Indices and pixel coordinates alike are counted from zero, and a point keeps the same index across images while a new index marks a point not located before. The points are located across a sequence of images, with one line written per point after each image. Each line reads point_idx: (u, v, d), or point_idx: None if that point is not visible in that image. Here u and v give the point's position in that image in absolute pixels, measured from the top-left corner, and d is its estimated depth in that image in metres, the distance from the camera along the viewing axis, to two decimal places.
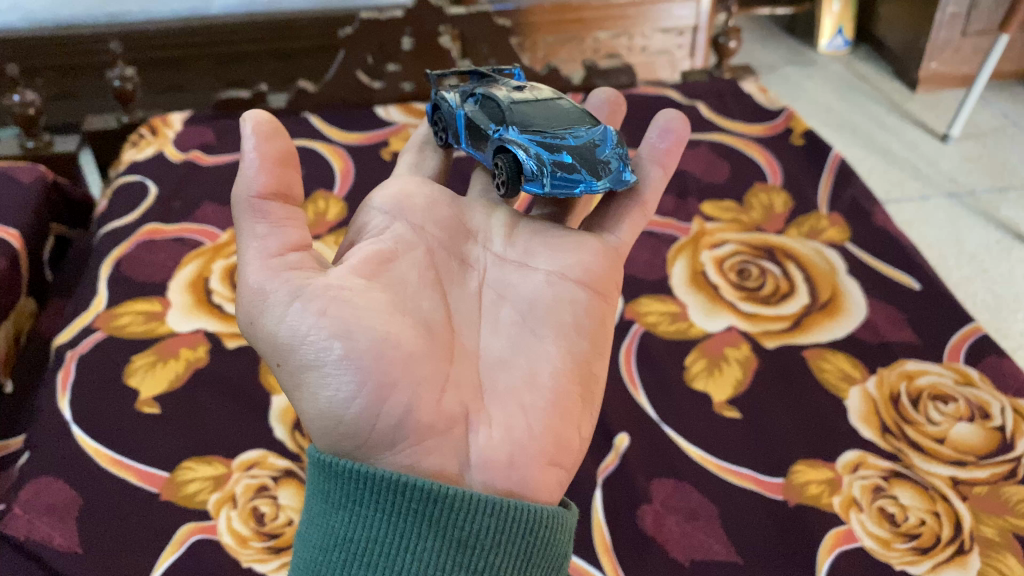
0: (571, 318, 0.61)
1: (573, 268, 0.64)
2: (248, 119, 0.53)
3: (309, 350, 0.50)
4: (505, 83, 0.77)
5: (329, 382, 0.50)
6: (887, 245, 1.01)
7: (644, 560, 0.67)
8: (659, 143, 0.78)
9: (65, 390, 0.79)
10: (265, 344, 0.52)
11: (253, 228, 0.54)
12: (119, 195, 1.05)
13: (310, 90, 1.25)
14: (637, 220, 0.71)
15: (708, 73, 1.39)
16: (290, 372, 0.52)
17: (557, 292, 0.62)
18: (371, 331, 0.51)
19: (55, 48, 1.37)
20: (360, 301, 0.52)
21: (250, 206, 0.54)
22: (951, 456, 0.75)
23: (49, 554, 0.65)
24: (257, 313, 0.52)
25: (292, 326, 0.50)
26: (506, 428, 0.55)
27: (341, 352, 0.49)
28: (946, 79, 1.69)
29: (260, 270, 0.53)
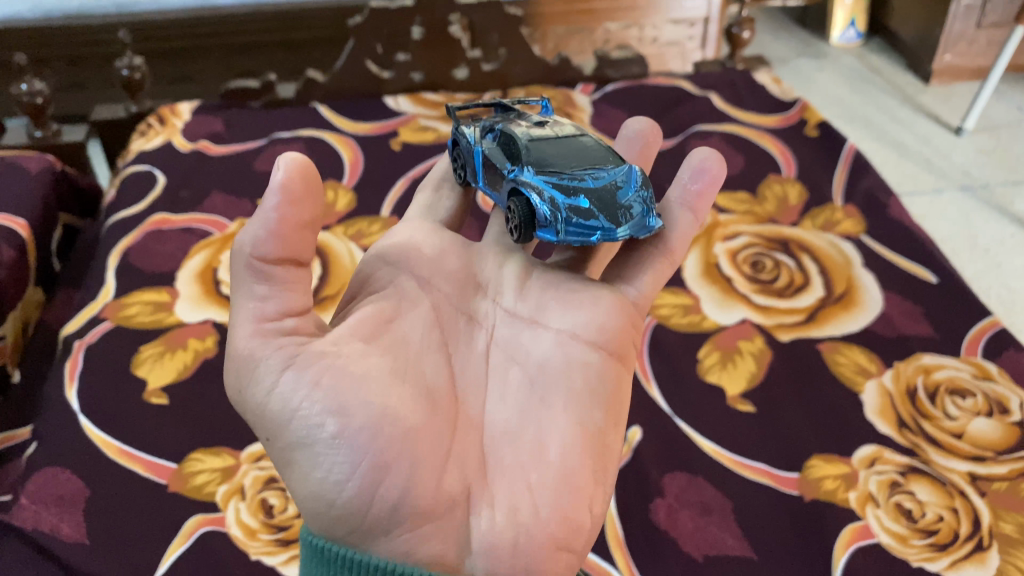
0: (583, 384, 0.56)
1: (589, 327, 0.58)
2: (281, 170, 0.47)
3: (300, 427, 0.46)
4: (527, 118, 0.71)
5: (322, 465, 0.46)
6: (903, 238, 0.99)
7: (656, 556, 0.66)
8: (691, 184, 0.69)
9: (73, 380, 0.78)
10: (252, 417, 0.48)
11: (251, 288, 0.48)
12: (127, 184, 1.04)
13: (320, 80, 1.24)
14: (660, 272, 0.64)
15: (720, 64, 1.38)
16: (279, 448, 0.47)
17: (568, 356, 0.57)
18: (368, 408, 0.47)
19: (64, 38, 1.37)
20: (357, 373, 0.48)
21: (251, 268, 0.47)
22: (969, 451, 0.74)
23: (56, 545, 0.64)
24: (242, 383, 0.47)
25: (283, 400, 0.46)
26: (511, 510, 0.51)
27: (335, 431, 0.46)
28: (960, 71, 1.67)
29: (250, 335, 0.47)
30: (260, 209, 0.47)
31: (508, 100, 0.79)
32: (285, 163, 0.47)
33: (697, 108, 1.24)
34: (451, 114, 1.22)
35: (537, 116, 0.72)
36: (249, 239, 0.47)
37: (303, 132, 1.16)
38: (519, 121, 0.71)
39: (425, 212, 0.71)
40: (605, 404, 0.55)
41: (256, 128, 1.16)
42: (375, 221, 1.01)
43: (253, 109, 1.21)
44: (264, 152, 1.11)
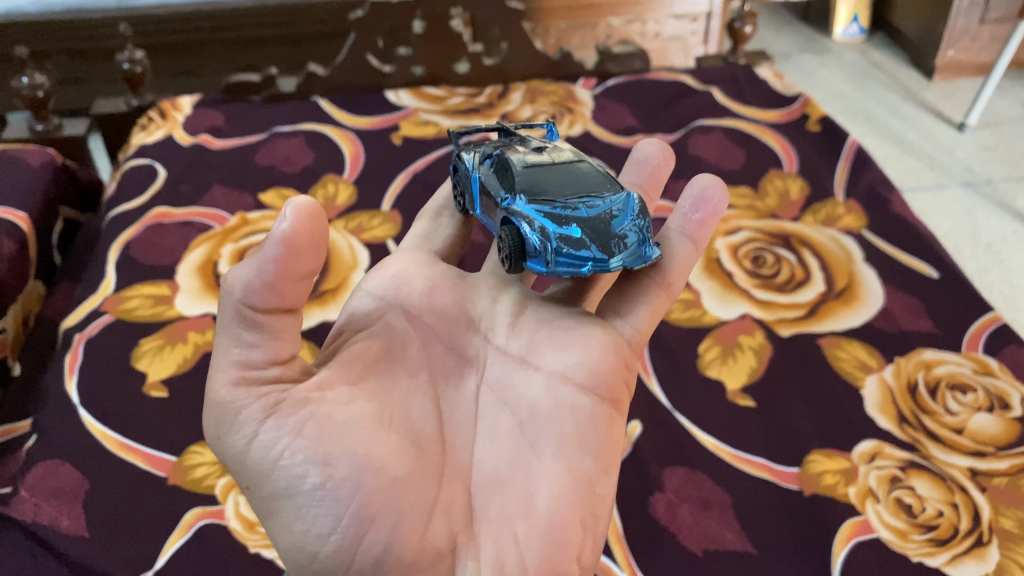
0: (574, 429, 0.53)
1: (582, 370, 0.55)
2: (287, 215, 0.44)
3: (283, 477, 0.44)
4: (528, 144, 0.68)
5: (303, 516, 0.44)
6: (905, 233, 0.99)
7: (655, 550, 0.66)
8: (692, 213, 0.65)
9: (73, 373, 0.79)
10: (234, 464, 0.46)
11: (237, 334, 0.46)
12: (128, 178, 1.04)
13: (321, 74, 1.24)
14: (658, 307, 0.60)
15: (722, 59, 1.37)
16: (261, 497, 0.46)
17: (558, 400, 0.54)
18: (351, 458, 0.45)
19: (65, 33, 1.38)
20: (340, 421, 0.46)
21: (238, 314, 0.45)
22: (970, 447, 0.74)
23: (55, 536, 0.65)
24: (222, 429, 0.45)
25: (265, 448, 0.44)
26: (498, 562, 0.49)
27: (319, 481, 0.44)
28: (963, 67, 1.67)
29: (231, 384, 0.45)
30: (255, 255, 0.44)
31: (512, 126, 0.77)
32: (292, 209, 0.44)
33: (699, 103, 1.23)
34: (453, 108, 1.22)
35: (540, 143, 0.68)
36: (241, 285, 0.44)
37: (303, 126, 1.15)
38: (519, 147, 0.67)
39: (422, 241, 0.70)
40: (597, 452, 0.53)
41: (257, 122, 1.16)
42: (375, 215, 1.01)
43: (254, 103, 1.21)
44: (265, 146, 1.11)
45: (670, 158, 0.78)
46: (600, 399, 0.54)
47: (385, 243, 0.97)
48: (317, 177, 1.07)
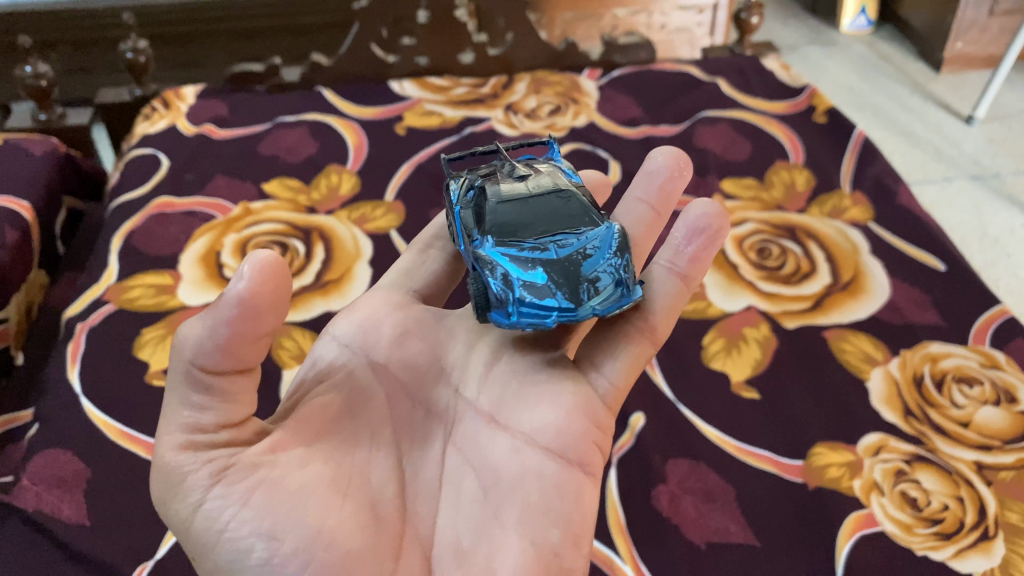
0: (539, 497, 0.51)
1: (551, 433, 0.53)
2: (242, 275, 0.44)
3: (229, 549, 0.44)
4: (514, 170, 0.65)
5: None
6: (912, 224, 0.98)
7: (659, 542, 0.66)
8: (684, 247, 0.67)
9: (75, 362, 0.78)
10: (180, 532, 0.46)
11: (187, 395, 0.46)
12: (131, 167, 1.04)
13: (325, 64, 1.23)
14: (637, 360, 0.60)
15: (729, 50, 1.37)
16: (206, 568, 0.46)
17: (524, 466, 0.53)
18: (297, 533, 0.45)
19: (71, 23, 1.40)
20: (285, 492, 0.46)
21: (188, 376, 0.46)
22: (976, 440, 0.73)
23: (56, 525, 0.65)
24: (168, 497, 0.46)
25: (210, 519, 0.45)
26: None
27: (264, 555, 0.44)
28: (971, 60, 1.66)
29: (180, 448, 0.46)
30: (207, 315, 0.45)
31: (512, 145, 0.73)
32: (248, 269, 0.45)
33: (704, 94, 1.22)
34: (458, 98, 1.21)
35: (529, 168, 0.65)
36: (193, 345, 0.45)
37: (307, 116, 1.15)
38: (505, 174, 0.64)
39: (402, 277, 0.69)
40: (567, 522, 0.51)
41: (260, 112, 1.15)
42: (379, 206, 1.00)
43: (258, 93, 1.20)
44: (268, 136, 1.11)
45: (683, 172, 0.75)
46: (568, 465, 0.53)
47: (389, 233, 0.96)
48: (321, 168, 1.06)
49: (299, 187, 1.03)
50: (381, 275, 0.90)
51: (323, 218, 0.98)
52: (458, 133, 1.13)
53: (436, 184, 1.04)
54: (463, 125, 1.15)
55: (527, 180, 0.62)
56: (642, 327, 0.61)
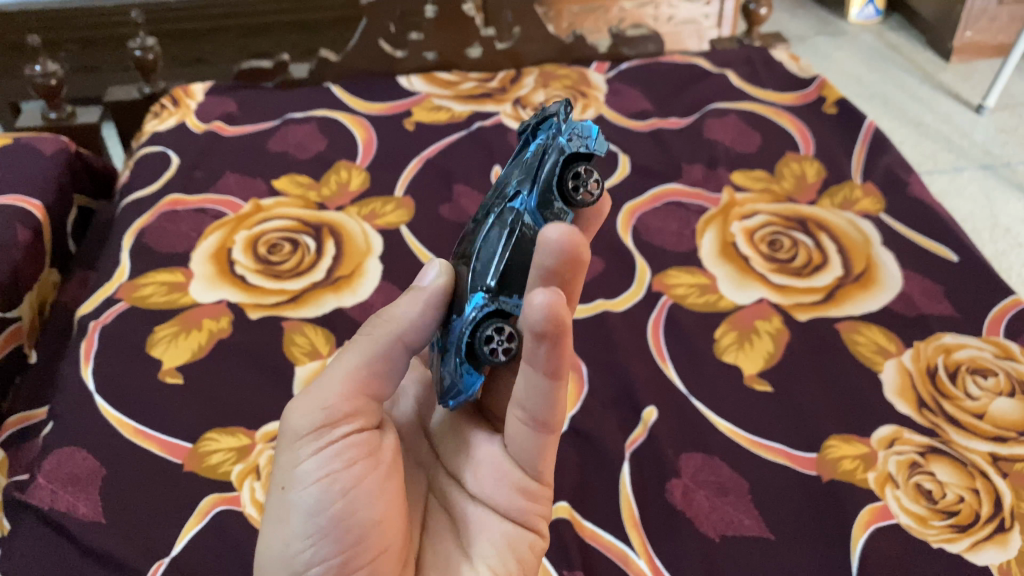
0: (499, 540, 0.54)
1: (504, 496, 0.55)
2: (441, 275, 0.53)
3: (315, 499, 0.49)
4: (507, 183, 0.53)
5: (303, 536, 0.49)
6: (924, 215, 0.97)
7: (673, 536, 0.66)
8: (537, 346, 0.44)
9: (88, 359, 0.79)
10: (284, 462, 0.50)
11: (375, 356, 0.52)
12: (141, 166, 1.04)
13: (333, 59, 1.23)
14: (545, 447, 0.52)
15: (737, 41, 1.36)
16: (285, 503, 0.50)
17: (485, 524, 0.55)
18: (363, 514, 0.49)
19: (81, 23, 1.44)
20: (376, 481, 0.50)
21: (389, 341, 0.52)
22: (991, 431, 0.73)
23: (72, 523, 0.65)
24: (299, 429, 0.50)
25: (312, 467, 0.49)
26: None
27: (337, 517, 0.49)
28: (980, 48, 1.65)
29: (329, 397, 0.50)
30: (417, 299, 0.52)
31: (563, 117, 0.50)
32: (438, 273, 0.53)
33: (714, 86, 1.22)
34: (465, 93, 1.21)
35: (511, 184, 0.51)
36: (409, 320, 0.52)
37: (314, 112, 1.15)
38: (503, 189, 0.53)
39: None
40: (524, 563, 0.54)
41: (270, 110, 1.15)
42: (389, 201, 1.00)
43: (266, 90, 1.20)
44: (277, 133, 1.11)
45: (577, 262, 0.46)
46: (522, 522, 0.55)
47: (400, 229, 0.96)
48: (330, 164, 1.06)
49: (309, 183, 1.03)
50: (392, 271, 0.91)
51: (333, 213, 0.98)
52: (466, 129, 1.13)
53: (446, 179, 1.04)
54: (473, 120, 1.15)
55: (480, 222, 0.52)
56: (527, 420, 0.51)
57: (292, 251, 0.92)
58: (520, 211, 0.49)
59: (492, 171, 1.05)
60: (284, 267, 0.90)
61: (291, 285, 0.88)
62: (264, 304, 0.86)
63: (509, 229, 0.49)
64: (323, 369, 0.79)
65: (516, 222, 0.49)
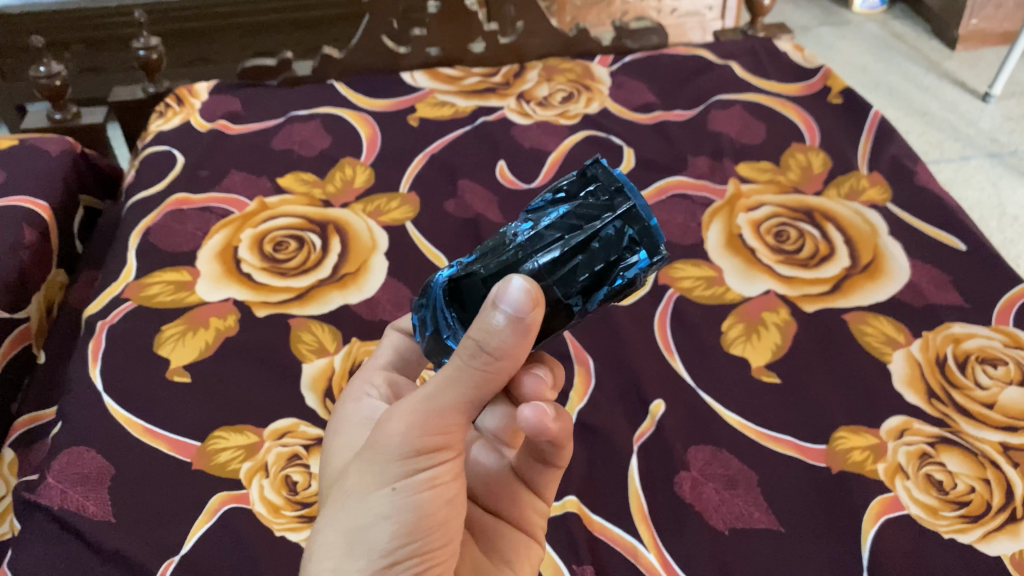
0: (520, 552, 0.57)
1: (522, 513, 0.58)
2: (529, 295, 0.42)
3: (419, 509, 0.46)
4: (544, 257, 0.44)
5: (401, 542, 0.45)
6: (932, 205, 0.97)
7: (682, 529, 0.66)
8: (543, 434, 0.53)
9: (96, 359, 0.79)
10: (388, 467, 0.46)
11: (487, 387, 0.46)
12: (146, 166, 1.04)
13: (337, 56, 1.23)
14: (552, 478, 0.59)
15: (741, 32, 1.35)
16: (390, 507, 0.46)
17: (505, 534, 0.57)
18: (447, 532, 0.48)
19: (85, 23, 1.45)
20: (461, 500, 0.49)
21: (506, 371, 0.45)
22: (1001, 421, 0.73)
23: (82, 522, 0.65)
24: (415, 445, 0.46)
25: (416, 480, 0.46)
26: None
27: (433, 530, 0.46)
28: (986, 36, 1.64)
29: (449, 416, 0.46)
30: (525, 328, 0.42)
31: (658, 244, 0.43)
32: (523, 297, 0.42)
33: (718, 77, 1.21)
34: (469, 88, 1.21)
35: (557, 269, 0.43)
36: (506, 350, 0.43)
37: (318, 109, 1.15)
38: (536, 250, 0.44)
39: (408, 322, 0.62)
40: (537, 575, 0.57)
41: (274, 108, 1.15)
42: (394, 198, 1.00)
43: (270, 88, 1.20)
44: (282, 131, 1.11)
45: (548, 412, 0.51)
46: (533, 536, 0.59)
47: (405, 225, 0.96)
48: (334, 161, 1.06)
49: (314, 180, 1.03)
50: (398, 267, 0.91)
51: (338, 210, 0.98)
52: (471, 124, 1.13)
53: (450, 175, 1.04)
54: (476, 115, 1.15)
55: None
56: (543, 460, 0.58)
57: (298, 249, 0.92)
58: (572, 311, 0.44)
59: (496, 167, 1.05)
60: (290, 265, 0.90)
61: (297, 283, 0.88)
62: (271, 302, 0.86)
63: (554, 322, 0.45)
64: (331, 366, 0.79)
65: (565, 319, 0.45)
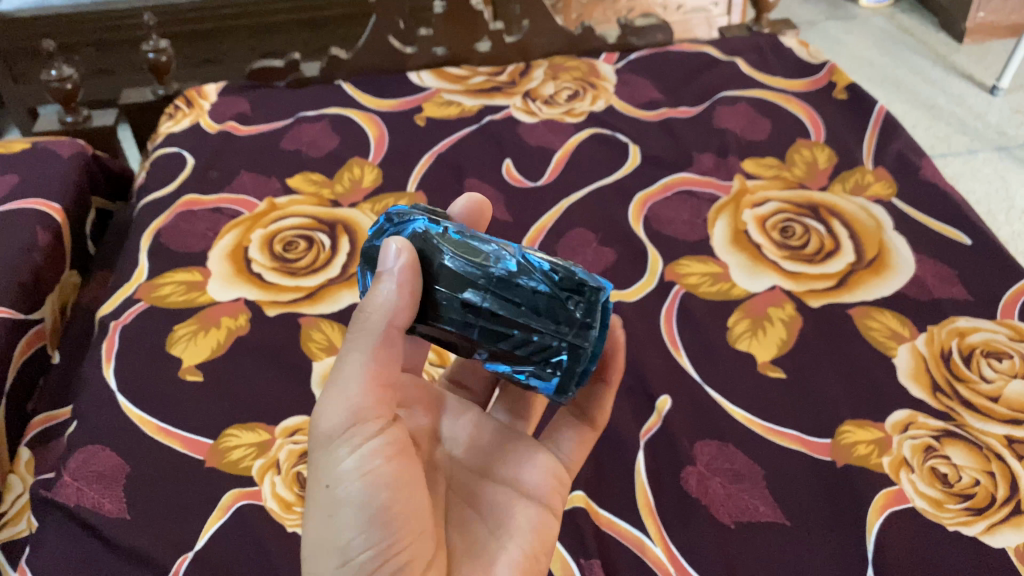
0: (526, 523, 0.58)
1: (538, 479, 0.61)
2: (403, 252, 0.50)
3: (357, 493, 0.48)
4: (494, 305, 0.51)
5: (355, 528, 0.48)
6: (937, 200, 0.97)
7: (688, 524, 0.67)
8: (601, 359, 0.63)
9: (110, 358, 0.80)
10: (320, 461, 0.50)
11: (376, 351, 0.50)
12: (157, 167, 1.05)
13: (344, 57, 1.23)
14: (583, 441, 0.65)
15: (746, 28, 1.35)
16: (331, 499, 0.49)
17: (511, 508, 0.59)
18: (399, 508, 0.49)
19: (95, 26, 1.46)
20: (411, 472, 0.51)
21: (389, 332, 0.50)
22: (1006, 414, 0.73)
23: (98, 519, 0.67)
24: (337, 435, 0.49)
25: (345, 468, 0.49)
26: None
27: (381, 506, 0.49)
28: (993, 29, 1.64)
29: (361, 391, 0.50)
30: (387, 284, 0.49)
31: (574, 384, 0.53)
32: (399, 255, 0.50)
33: (723, 74, 1.22)
34: (476, 87, 1.22)
35: (493, 325, 0.51)
36: (387, 308, 0.49)
37: (326, 110, 1.16)
38: (493, 297, 0.51)
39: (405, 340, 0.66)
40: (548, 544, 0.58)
41: (282, 109, 1.16)
42: (402, 197, 1.01)
43: (278, 89, 1.21)
44: (291, 132, 1.12)
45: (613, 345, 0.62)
46: (543, 504, 0.60)
47: None
48: (343, 161, 1.07)
49: (322, 180, 1.04)
50: None
51: (347, 210, 0.99)
52: (477, 123, 1.14)
53: (457, 173, 1.05)
54: (483, 114, 1.15)
55: (450, 304, 0.52)
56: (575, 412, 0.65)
57: (307, 248, 0.93)
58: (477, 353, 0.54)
59: (503, 165, 1.06)
60: (300, 265, 0.91)
61: (307, 282, 0.89)
62: (281, 301, 0.87)
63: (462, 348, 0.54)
64: None
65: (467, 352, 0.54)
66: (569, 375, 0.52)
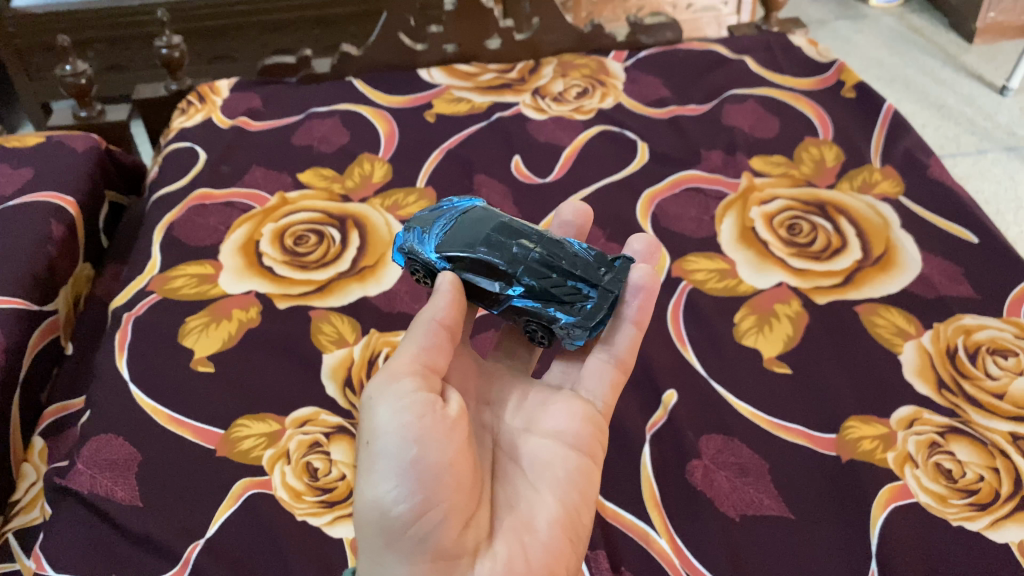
0: (564, 474, 0.58)
1: (573, 426, 0.61)
2: (446, 279, 0.61)
3: (391, 446, 0.51)
4: (541, 252, 0.64)
5: (389, 479, 0.50)
6: (946, 198, 0.98)
7: (693, 516, 0.67)
8: (630, 299, 0.66)
9: (123, 349, 0.81)
10: (365, 423, 0.53)
11: (420, 338, 0.57)
12: (169, 162, 1.06)
13: (355, 54, 1.24)
14: (613, 386, 0.66)
15: (755, 27, 1.36)
16: (370, 454, 0.52)
17: (551, 457, 0.59)
18: (435, 462, 0.51)
19: (108, 22, 1.47)
20: (448, 429, 0.52)
21: (431, 326, 0.58)
22: (1011, 411, 0.73)
23: (111, 507, 0.68)
24: (376, 396, 0.53)
25: (380, 425, 0.52)
26: (508, 563, 0.52)
27: (413, 459, 0.50)
28: (1004, 29, 1.64)
29: (404, 364, 0.55)
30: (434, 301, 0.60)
31: (594, 319, 0.63)
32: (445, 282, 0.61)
33: (732, 72, 1.22)
34: (485, 84, 1.22)
35: (535, 266, 0.64)
36: (434, 309, 0.59)
37: (337, 107, 1.16)
38: (540, 246, 0.65)
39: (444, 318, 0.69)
40: (584, 493, 0.58)
41: (293, 104, 1.17)
42: (411, 192, 1.02)
43: (289, 86, 1.22)
44: (302, 127, 1.13)
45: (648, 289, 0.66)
46: (582, 453, 0.59)
47: None
48: (353, 157, 1.08)
49: (333, 175, 1.05)
50: None
51: (357, 205, 1.00)
52: (486, 120, 1.15)
53: (466, 170, 1.06)
54: (492, 111, 1.16)
55: (501, 246, 0.64)
56: (605, 356, 0.67)
57: (318, 243, 0.94)
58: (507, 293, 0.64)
59: (511, 161, 1.07)
60: (310, 259, 0.92)
61: (317, 276, 0.90)
62: (292, 294, 0.88)
63: (495, 287, 0.64)
64: (349, 357, 0.81)
65: (500, 291, 0.64)
66: (590, 310, 0.63)
